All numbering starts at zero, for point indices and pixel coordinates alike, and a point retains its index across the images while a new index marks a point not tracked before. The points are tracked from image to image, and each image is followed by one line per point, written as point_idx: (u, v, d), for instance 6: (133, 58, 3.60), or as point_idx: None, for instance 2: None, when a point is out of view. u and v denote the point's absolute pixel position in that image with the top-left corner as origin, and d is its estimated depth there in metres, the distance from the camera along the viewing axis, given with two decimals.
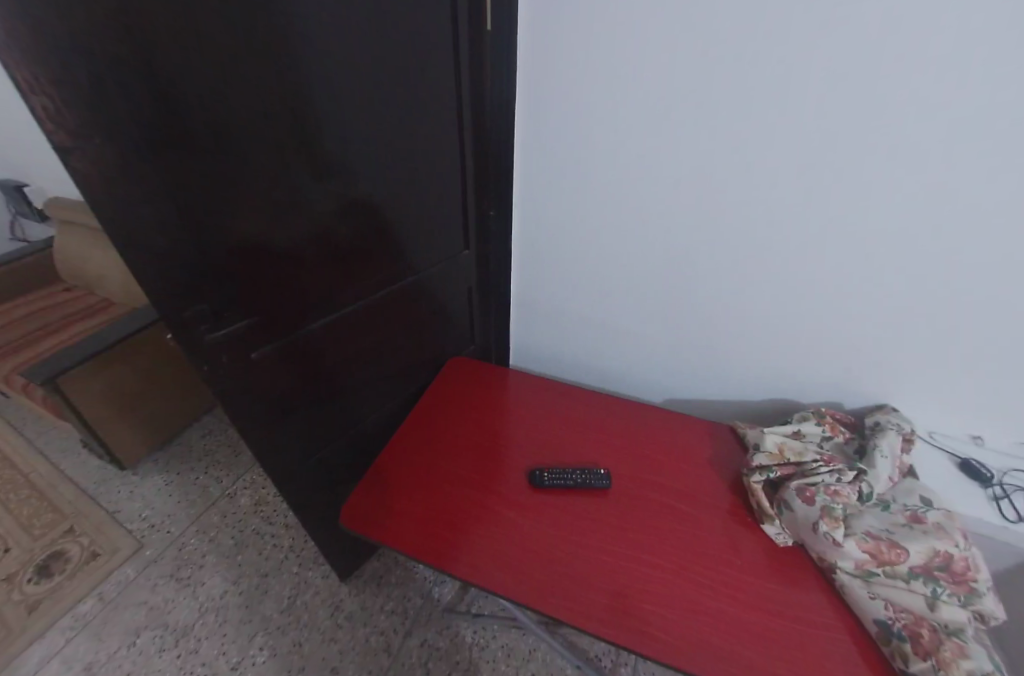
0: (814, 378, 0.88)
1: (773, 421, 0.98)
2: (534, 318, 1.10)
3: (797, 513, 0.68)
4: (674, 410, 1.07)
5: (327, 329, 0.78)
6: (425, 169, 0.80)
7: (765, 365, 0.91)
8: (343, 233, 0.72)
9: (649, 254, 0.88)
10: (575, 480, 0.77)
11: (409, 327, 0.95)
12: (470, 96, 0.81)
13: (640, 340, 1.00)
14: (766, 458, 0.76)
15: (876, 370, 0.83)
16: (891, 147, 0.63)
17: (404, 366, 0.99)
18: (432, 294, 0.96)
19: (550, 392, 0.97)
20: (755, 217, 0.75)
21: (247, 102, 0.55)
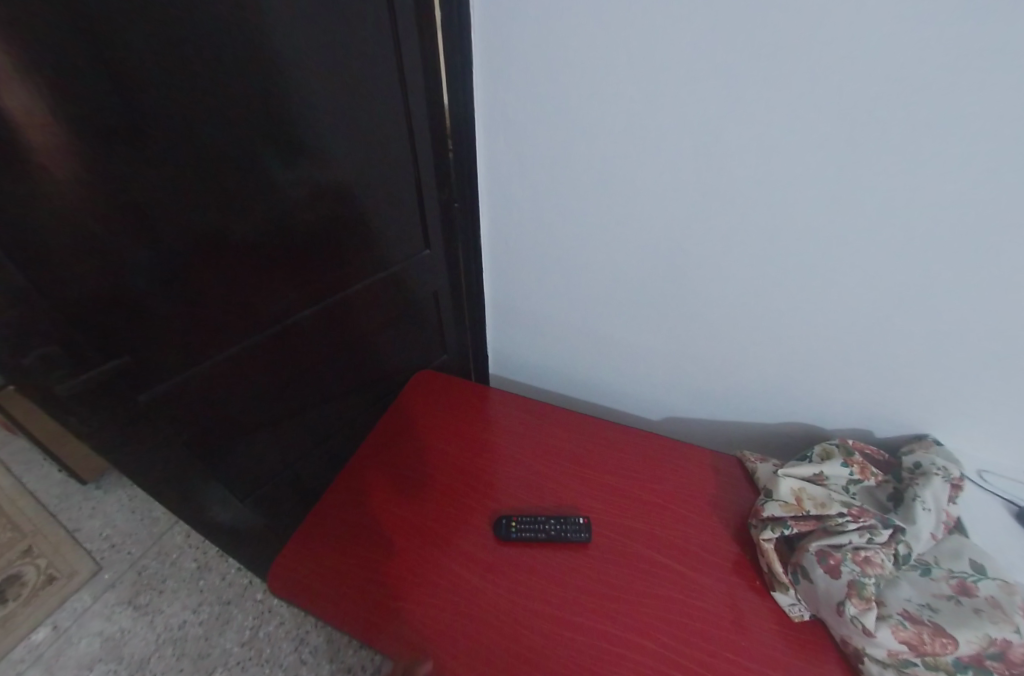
0: (837, 402, 0.74)
1: (786, 446, 0.85)
2: (512, 324, 0.95)
3: (818, 585, 0.55)
4: (673, 430, 0.94)
5: (250, 356, 0.66)
6: (362, 149, 0.65)
7: (779, 385, 0.77)
8: (258, 238, 0.59)
9: (646, 252, 0.71)
10: (550, 531, 0.65)
11: (361, 342, 0.82)
12: (418, 65, 0.65)
13: (637, 351, 0.85)
14: (780, 509, 0.62)
15: (916, 398, 0.68)
16: (966, 126, 0.46)
17: (359, 378, 0.86)
18: (388, 299, 0.83)
19: (532, 417, 0.84)
20: (779, 202, 0.58)
21: (80, 82, 0.41)
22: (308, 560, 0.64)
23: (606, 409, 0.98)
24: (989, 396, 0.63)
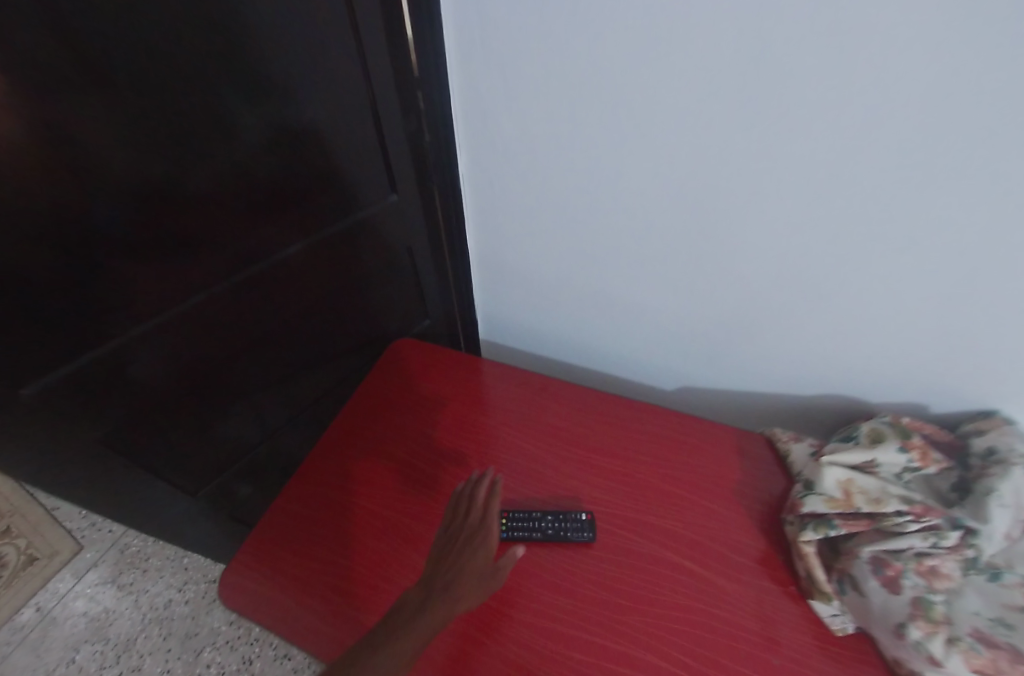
0: (890, 371, 0.62)
1: (820, 419, 0.74)
2: (505, 283, 0.78)
3: (871, 602, 0.46)
4: (687, 403, 0.82)
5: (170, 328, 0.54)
6: (275, 33, 0.45)
7: (821, 354, 0.64)
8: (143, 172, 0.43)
9: (678, 182, 0.53)
10: (547, 530, 0.56)
11: (314, 302, 0.70)
12: None
13: (653, 312, 0.70)
14: (823, 505, 0.52)
15: (995, 370, 0.55)
16: None
17: (323, 348, 0.77)
18: (343, 249, 0.68)
19: (529, 395, 0.73)
20: (906, 91, 0.37)
21: None
22: (266, 566, 0.55)
23: (611, 381, 0.86)
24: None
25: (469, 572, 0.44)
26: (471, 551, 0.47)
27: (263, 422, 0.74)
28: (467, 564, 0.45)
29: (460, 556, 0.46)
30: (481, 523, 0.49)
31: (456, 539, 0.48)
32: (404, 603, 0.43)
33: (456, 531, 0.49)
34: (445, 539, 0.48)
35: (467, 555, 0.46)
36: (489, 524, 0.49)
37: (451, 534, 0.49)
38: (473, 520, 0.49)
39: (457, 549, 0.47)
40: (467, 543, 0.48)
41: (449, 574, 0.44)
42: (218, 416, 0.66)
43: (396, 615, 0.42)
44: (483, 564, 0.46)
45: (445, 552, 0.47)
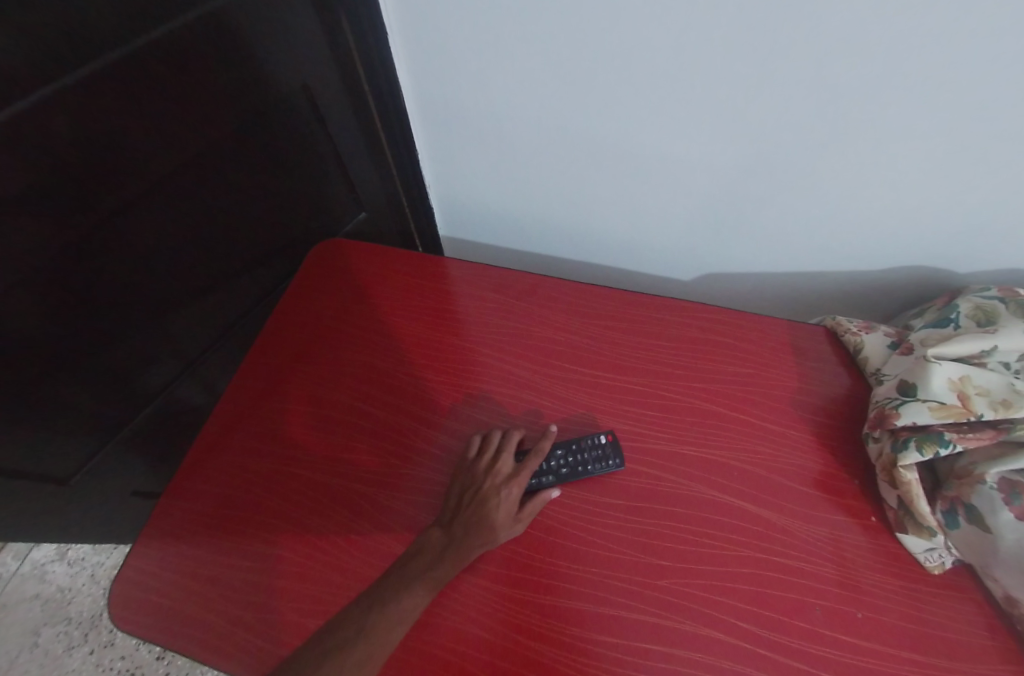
0: (1004, 236, 0.46)
1: (878, 302, 0.59)
2: (459, 137, 0.53)
3: (1007, 541, 0.33)
4: (710, 296, 0.65)
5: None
6: None
7: (911, 213, 0.46)
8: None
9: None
10: (562, 469, 0.42)
11: (190, 192, 0.47)
12: None
13: (684, 173, 0.49)
14: (929, 416, 0.37)
15: None
16: None
17: (211, 261, 0.54)
18: (192, 93, 0.41)
19: (511, 303, 0.54)
20: None
21: None
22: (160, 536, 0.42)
23: (610, 283, 0.68)
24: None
25: (495, 529, 0.38)
26: (504, 497, 0.39)
27: (155, 370, 0.54)
28: (493, 519, 0.38)
29: (486, 507, 0.39)
30: (515, 473, 0.41)
31: (485, 484, 0.40)
32: (425, 547, 0.38)
33: (482, 478, 0.41)
34: (467, 481, 0.41)
35: (495, 504, 0.39)
36: (527, 475, 0.41)
37: (475, 475, 0.41)
38: (508, 467, 0.41)
39: (486, 496, 0.39)
40: (494, 489, 0.40)
41: (471, 520, 0.38)
42: (65, 373, 0.45)
43: (414, 559, 0.37)
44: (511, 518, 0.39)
45: (471, 497, 0.40)
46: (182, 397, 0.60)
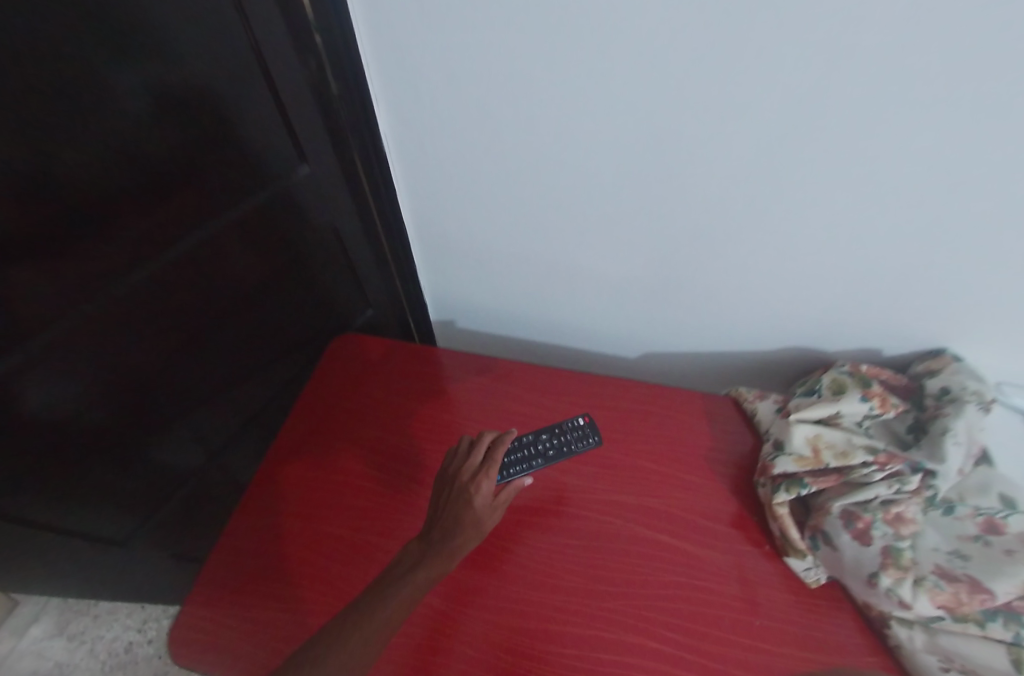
0: (851, 323, 0.63)
1: (779, 377, 0.75)
2: (448, 257, 0.70)
3: (843, 553, 0.47)
4: (653, 373, 0.81)
5: (88, 341, 0.49)
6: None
7: (779, 310, 0.64)
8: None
9: (642, 110, 0.45)
10: (550, 450, 0.59)
11: (243, 299, 0.64)
12: None
13: (616, 281, 0.66)
14: (792, 464, 0.52)
15: (933, 312, 0.58)
16: None
17: (242, 351, 0.67)
18: (248, 231, 0.59)
19: (490, 383, 0.68)
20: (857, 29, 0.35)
21: None
22: (202, 593, 0.51)
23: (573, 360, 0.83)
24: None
25: (472, 521, 0.48)
26: (473, 490, 0.49)
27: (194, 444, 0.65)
28: (470, 514, 0.48)
29: (460, 503, 0.49)
30: (484, 464, 0.51)
31: (457, 488, 0.50)
32: (410, 552, 0.47)
33: (457, 477, 0.51)
34: (445, 485, 0.51)
35: (467, 494, 0.49)
36: (493, 468, 0.51)
37: (450, 478, 0.51)
38: (477, 461, 0.52)
39: (460, 495, 0.49)
40: (466, 483, 0.50)
41: (449, 514, 0.48)
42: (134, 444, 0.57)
43: (405, 562, 0.46)
44: (484, 512, 0.49)
45: (449, 500, 0.49)
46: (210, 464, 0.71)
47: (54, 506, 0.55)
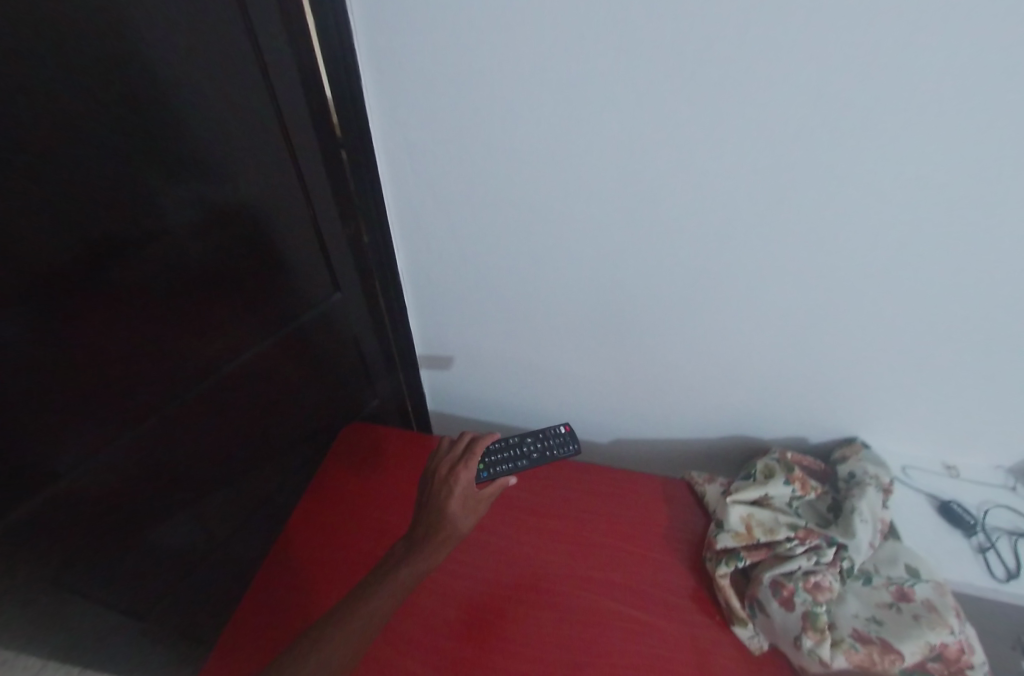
0: (781, 417, 0.78)
1: (728, 464, 0.87)
2: (446, 357, 0.87)
3: (774, 619, 0.56)
4: (619, 457, 0.93)
5: (161, 425, 0.61)
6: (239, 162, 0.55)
7: (716, 405, 0.80)
8: (69, 253, 0.46)
9: (586, 259, 0.66)
10: (534, 452, 0.71)
11: (277, 399, 0.77)
12: (305, 116, 0.58)
13: (585, 379, 0.83)
14: (731, 539, 0.63)
15: (827, 404, 0.74)
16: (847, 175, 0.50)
17: (268, 440, 0.79)
18: (291, 345, 0.74)
19: None
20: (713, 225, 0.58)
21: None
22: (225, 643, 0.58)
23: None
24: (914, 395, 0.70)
25: (449, 512, 0.54)
26: (453, 479, 0.56)
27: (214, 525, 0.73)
28: (447, 503, 0.54)
29: (442, 492, 0.55)
30: (464, 457, 0.58)
31: (436, 480, 0.57)
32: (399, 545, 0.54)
33: (440, 470, 0.58)
34: (429, 479, 0.58)
35: (448, 484, 0.56)
36: (472, 460, 0.58)
37: (433, 471, 0.58)
38: (459, 454, 0.59)
39: (438, 487, 0.56)
40: (447, 473, 0.57)
41: (432, 503, 0.55)
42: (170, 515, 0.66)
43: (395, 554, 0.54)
44: (462, 501, 0.55)
45: (429, 494, 0.56)
46: (234, 535, 0.79)
47: (91, 573, 0.62)
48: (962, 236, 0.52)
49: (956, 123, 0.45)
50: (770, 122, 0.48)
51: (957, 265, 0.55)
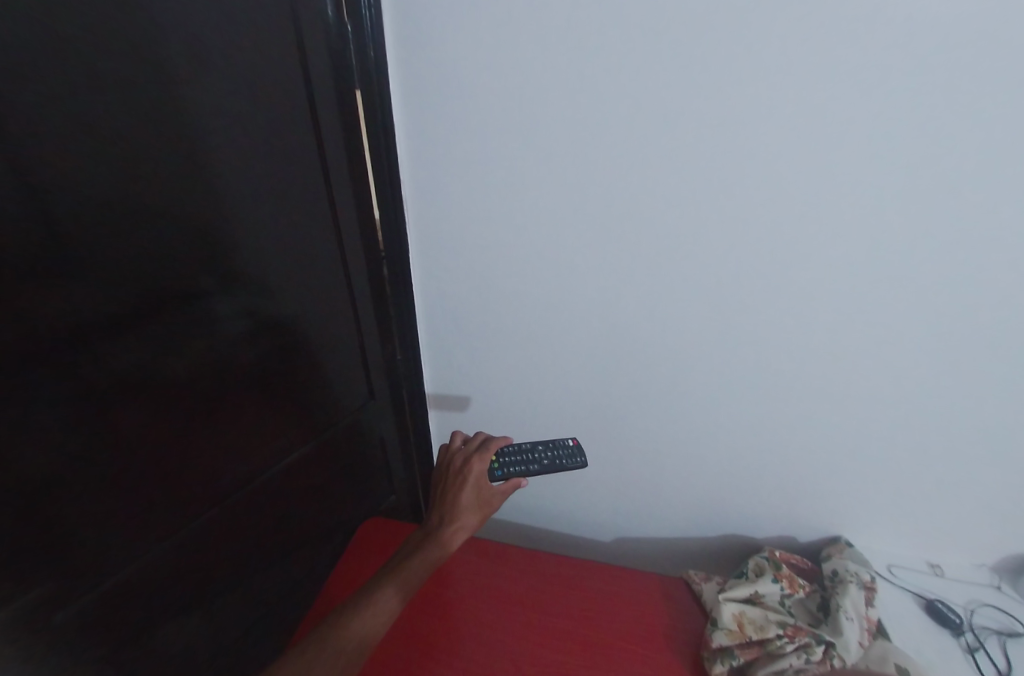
0: (762, 503, 0.91)
1: (716, 551, 1.01)
2: None
3: None
4: (626, 548, 1.07)
5: (229, 513, 0.74)
6: (322, 296, 0.77)
7: (700, 500, 0.94)
8: (216, 374, 0.65)
9: (575, 376, 0.86)
10: (545, 459, 0.74)
11: (313, 496, 0.89)
12: (367, 273, 0.81)
13: (586, 476, 0.98)
14: (724, 638, 0.68)
15: (792, 500, 0.88)
16: (762, 324, 0.72)
17: (308, 530, 0.91)
18: (331, 448, 0.89)
19: (488, 566, 0.85)
20: (675, 356, 0.79)
21: (145, 260, 0.54)
22: None
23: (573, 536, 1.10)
24: (862, 486, 0.83)
25: (466, 503, 0.67)
26: (466, 473, 0.68)
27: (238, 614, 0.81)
28: (464, 495, 0.67)
29: (455, 483, 0.68)
30: (477, 452, 0.71)
31: (456, 470, 0.70)
32: (420, 531, 0.67)
33: (456, 462, 0.70)
34: (444, 468, 0.71)
35: (461, 478, 0.68)
36: (485, 456, 0.70)
37: (447, 460, 0.72)
38: (472, 448, 0.72)
39: (457, 477, 0.69)
40: (460, 469, 0.69)
41: (446, 489, 0.69)
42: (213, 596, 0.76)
43: (415, 538, 0.67)
44: (476, 494, 0.68)
45: (448, 484, 0.69)
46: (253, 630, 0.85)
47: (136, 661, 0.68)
48: (855, 364, 0.72)
49: (818, 283, 0.67)
50: (703, 282, 0.70)
51: (858, 385, 0.74)
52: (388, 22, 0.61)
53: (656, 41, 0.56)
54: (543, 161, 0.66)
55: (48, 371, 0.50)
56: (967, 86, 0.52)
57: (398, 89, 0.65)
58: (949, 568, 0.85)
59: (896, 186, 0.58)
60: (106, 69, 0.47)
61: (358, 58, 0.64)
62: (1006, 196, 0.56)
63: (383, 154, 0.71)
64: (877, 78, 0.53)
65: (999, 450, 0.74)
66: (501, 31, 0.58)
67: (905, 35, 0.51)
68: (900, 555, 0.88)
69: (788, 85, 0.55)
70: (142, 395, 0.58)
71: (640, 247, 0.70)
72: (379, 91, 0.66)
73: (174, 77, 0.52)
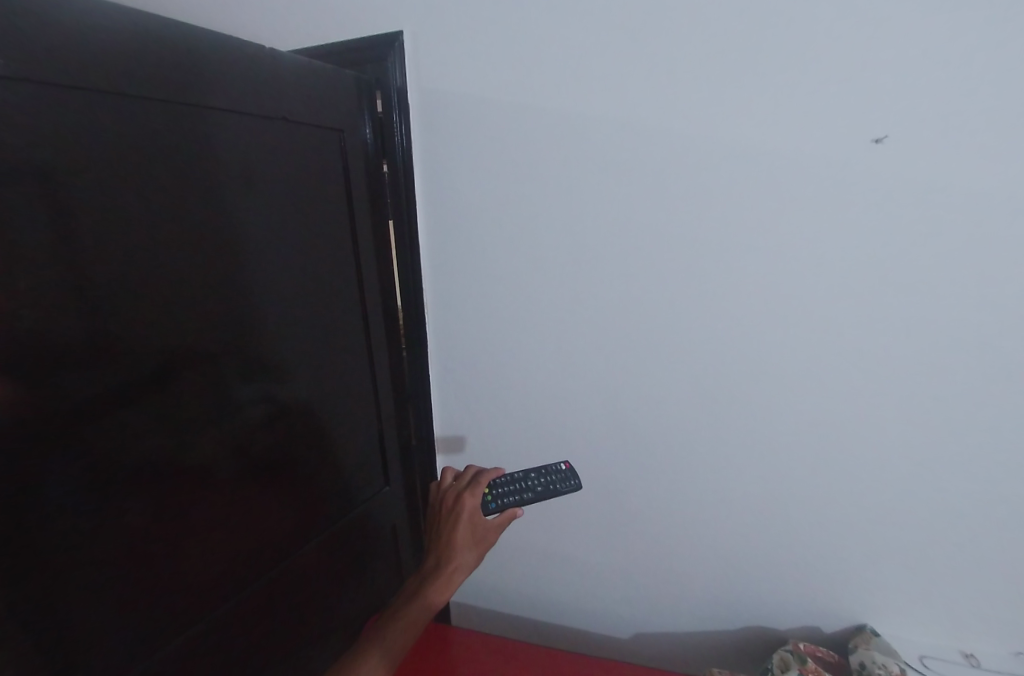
0: (781, 592, 0.88)
1: (741, 648, 0.96)
2: None
3: None
4: (645, 646, 1.01)
5: (245, 602, 0.75)
6: (350, 385, 0.85)
7: (716, 590, 0.92)
8: (239, 459, 0.70)
9: (581, 457, 0.89)
10: (537, 487, 0.75)
11: (327, 584, 0.89)
12: (389, 363, 0.92)
13: (598, 567, 0.97)
14: None
15: (810, 587, 0.87)
16: (751, 407, 0.78)
17: (312, 625, 0.89)
18: (348, 534, 0.91)
19: (499, 663, 0.83)
20: (674, 437, 0.83)
21: (207, 353, 0.63)
22: None
23: (590, 635, 1.05)
24: (878, 569, 0.82)
25: (461, 539, 0.69)
26: (458, 506, 0.71)
27: None
28: (459, 532, 0.69)
29: (450, 519, 0.71)
30: (468, 485, 0.74)
31: (449, 506, 0.72)
32: (421, 574, 0.70)
33: (449, 497, 0.73)
34: (438, 500, 0.75)
35: (455, 514, 0.70)
36: (477, 489, 0.72)
37: (439, 492, 0.76)
38: (464, 480, 0.75)
39: (451, 515, 0.71)
40: (454, 503, 0.72)
41: (443, 523, 0.71)
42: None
43: (415, 580, 0.70)
44: (471, 531, 0.70)
45: (444, 522, 0.71)
46: None
47: None
48: (846, 443, 0.76)
49: (795, 367, 0.74)
50: (692, 369, 0.78)
51: (852, 464, 0.77)
52: (416, 168, 0.78)
53: (628, 176, 0.70)
54: (542, 266, 0.78)
55: (90, 458, 0.54)
56: (891, 205, 0.63)
57: (422, 213, 0.81)
58: (983, 658, 0.82)
59: (847, 283, 0.68)
60: (202, 207, 0.60)
61: (391, 197, 0.82)
62: (948, 288, 0.65)
63: (407, 266, 0.85)
64: (813, 200, 0.65)
65: (1008, 525, 0.74)
66: (504, 173, 0.74)
67: (829, 170, 0.64)
68: (929, 644, 0.85)
69: (739, 206, 0.68)
70: (187, 477, 0.64)
71: (631, 336, 0.79)
72: (406, 218, 0.81)
73: (226, 211, 0.63)
